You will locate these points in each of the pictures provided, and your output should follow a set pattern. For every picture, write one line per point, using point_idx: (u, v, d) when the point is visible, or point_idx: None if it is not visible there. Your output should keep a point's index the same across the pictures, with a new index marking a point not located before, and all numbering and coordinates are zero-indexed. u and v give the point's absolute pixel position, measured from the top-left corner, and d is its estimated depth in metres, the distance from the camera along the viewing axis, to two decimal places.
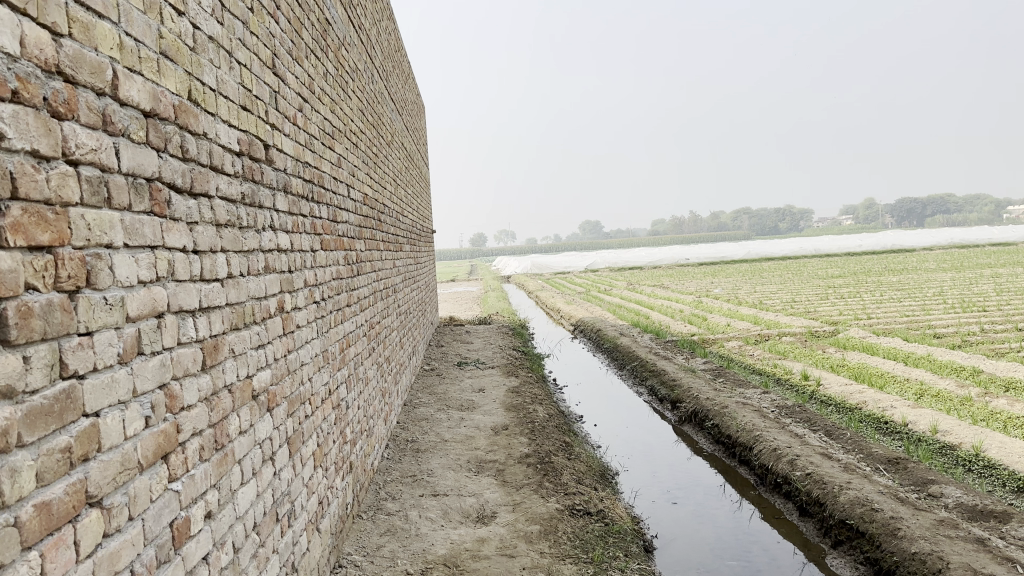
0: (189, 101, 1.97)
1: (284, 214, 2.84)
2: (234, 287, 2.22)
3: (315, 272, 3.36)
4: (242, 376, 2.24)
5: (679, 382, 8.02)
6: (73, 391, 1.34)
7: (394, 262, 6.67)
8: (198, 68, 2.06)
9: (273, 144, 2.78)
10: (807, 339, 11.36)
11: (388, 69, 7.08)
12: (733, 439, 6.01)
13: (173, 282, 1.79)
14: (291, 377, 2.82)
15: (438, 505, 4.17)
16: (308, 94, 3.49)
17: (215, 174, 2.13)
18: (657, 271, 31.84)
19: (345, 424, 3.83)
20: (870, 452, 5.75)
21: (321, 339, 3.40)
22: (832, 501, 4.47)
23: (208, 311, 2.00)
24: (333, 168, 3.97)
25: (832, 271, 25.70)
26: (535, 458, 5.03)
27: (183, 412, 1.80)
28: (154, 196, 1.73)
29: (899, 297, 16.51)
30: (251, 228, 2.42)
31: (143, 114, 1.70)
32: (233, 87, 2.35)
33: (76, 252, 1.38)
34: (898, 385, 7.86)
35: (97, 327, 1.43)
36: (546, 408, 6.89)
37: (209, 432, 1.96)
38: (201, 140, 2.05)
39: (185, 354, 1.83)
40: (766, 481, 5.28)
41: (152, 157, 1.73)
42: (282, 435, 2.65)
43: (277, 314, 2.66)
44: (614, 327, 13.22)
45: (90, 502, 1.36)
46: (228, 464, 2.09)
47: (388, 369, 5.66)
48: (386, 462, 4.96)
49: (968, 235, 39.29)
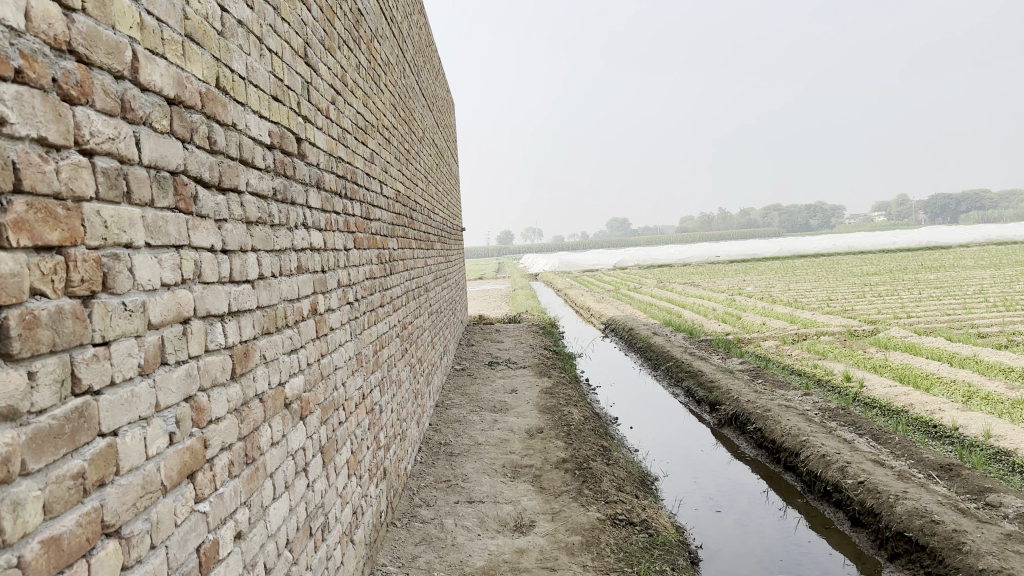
0: (217, 89, 1.83)
1: (316, 211, 2.70)
2: (265, 289, 2.07)
3: (348, 271, 3.21)
4: (274, 383, 2.10)
5: (717, 384, 7.80)
6: (88, 409, 1.19)
7: (425, 261, 6.55)
8: (226, 54, 1.92)
9: (306, 137, 2.64)
10: (846, 339, 11.06)
11: (419, 63, 6.93)
12: (777, 444, 5.79)
13: (200, 285, 1.65)
14: (324, 382, 2.67)
15: (474, 513, 4.02)
16: (341, 86, 3.34)
17: (244, 168, 1.99)
18: (687, 269, 31.44)
19: (378, 429, 3.69)
20: (921, 458, 5.50)
21: (354, 341, 3.25)
22: (888, 511, 4.24)
23: (238, 315, 1.86)
24: (366, 163, 3.82)
25: (866, 268, 25.06)
26: (572, 463, 4.86)
27: (210, 426, 1.65)
28: (179, 191, 1.58)
29: (939, 295, 16.05)
30: (283, 226, 2.28)
31: (166, 101, 1.55)
32: (264, 75, 2.21)
33: (90, 253, 1.23)
34: (946, 387, 7.56)
35: (115, 336, 1.28)
36: (581, 410, 6.71)
37: (239, 446, 1.81)
38: (230, 132, 1.90)
39: (213, 363, 1.69)
40: (815, 489, 5.06)
41: (177, 149, 1.58)
42: (315, 445, 2.50)
43: (309, 316, 2.52)
44: (646, 326, 12.98)
45: (106, 533, 1.22)
46: (259, 478, 1.95)
47: (420, 370, 5.52)
48: (420, 466, 4.82)
49: (1008, 231, 38.32)
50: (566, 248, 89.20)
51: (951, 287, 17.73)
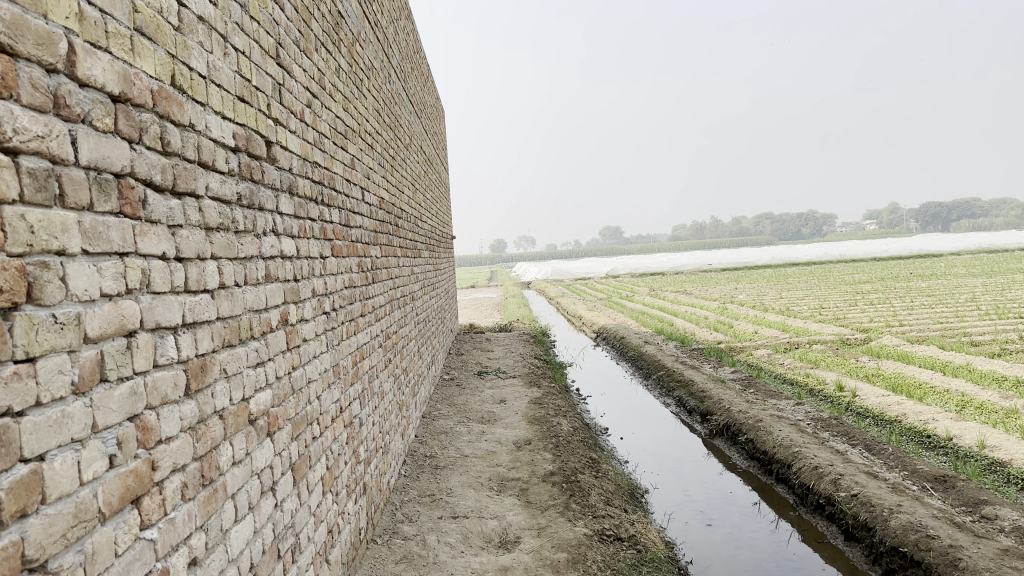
0: (171, 88, 1.72)
1: (288, 218, 2.59)
2: (226, 299, 1.96)
3: (325, 280, 3.10)
4: (236, 398, 1.99)
5: (708, 394, 7.70)
6: (7, 432, 1.09)
7: (412, 269, 6.45)
8: (184, 50, 1.81)
9: (277, 140, 2.54)
10: (839, 347, 10.98)
11: (406, 69, 6.83)
12: (770, 455, 5.69)
13: (149, 295, 1.54)
14: (296, 396, 2.56)
15: (457, 529, 3.90)
16: (318, 89, 3.24)
17: (204, 171, 1.88)
18: (679, 277, 31.37)
19: (358, 443, 3.57)
20: (914, 469, 5.41)
21: (331, 352, 3.14)
22: (882, 525, 4.14)
23: (194, 327, 1.75)
24: (345, 169, 3.71)
25: (859, 276, 24.98)
26: (560, 477, 4.74)
27: (159, 446, 1.54)
28: (125, 195, 1.47)
29: (931, 304, 16.01)
30: (249, 233, 2.18)
31: (109, 98, 1.44)
32: (228, 75, 2.10)
33: (14, 260, 1.13)
34: (939, 397, 7.48)
35: (42, 351, 1.18)
36: (570, 421, 6.60)
37: (194, 467, 1.70)
38: (187, 133, 1.80)
39: (164, 378, 1.58)
40: (807, 502, 4.96)
41: (124, 150, 1.48)
42: (285, 462, 2.39)
43: (279, 327, 2.41)
44: (637, 335, 12.89)
45: (27, 568, 1.11)
46: (218, 500, 1.83)
47: (405, 381, 5.41)
48: (404, 480, 4.70)
49: (999, 240, 38.39)
50: (559, 256, 89.16)
51: (943, 295, 17.70)
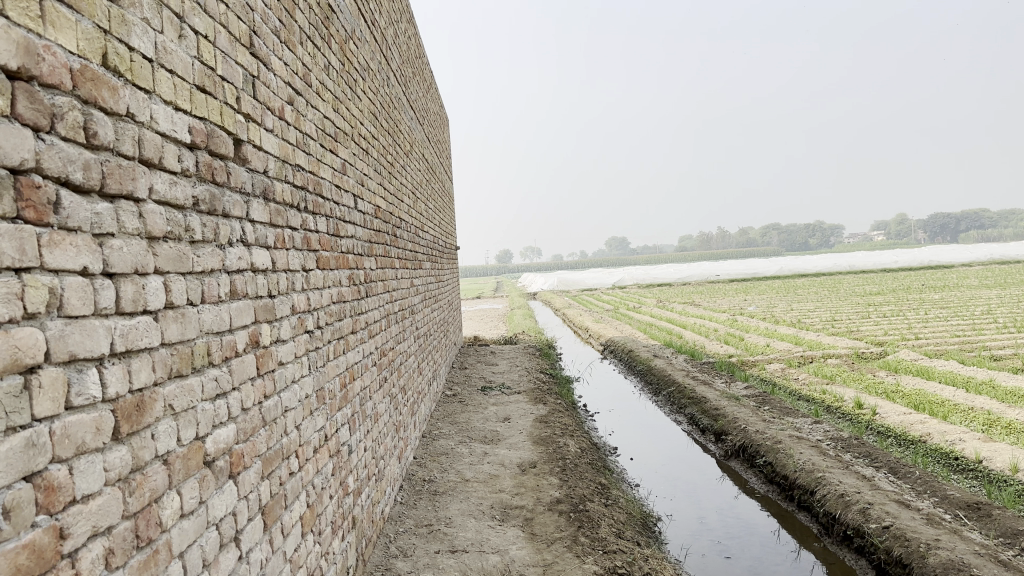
0: (102, 68, 1.42)
1: (261, 227, 2.30)
2: (176, 321, 1.66)
3: (307, 296, 2.80)
4: (187, 439, 1.68)
5: (722, 411, 7.37)
6: None
7: (412, 282, 6.16)
8: (123, 24, 1.52)
9: (248, 139, 2.24)
10: (854, 361, 10.64)
11: (407, 74, 6.53)
12: (791, 480, 5.36)
13: (61, 320, 1.25)
14: (268, 429, 2.25)
15: (456, 564, 3.58)
16: (302, 85, 2.94)
17: (147, 170, 1.59)
18: (686, 288, 30.97)
19: (347, 472, 3.27)
20: (945, 495, 5.08)
21: (314, 376, 2.83)
22: (919, 562, 3.80)
23: (127, 357, 1.44)
24: (335, 174, 3.43)
25: (870, 287, 24.65)
26: (567, 505, 4.41)
27: (72, 508, 1.24)
28: (26, 194, 1.18)
29: (945, 316, 15.61)
30: (208, 242, 1.88)
31: (6, 75, 1.15)
32: (183, 60, 1.80)
33: None
34: (963, 414, 7.11)
35: None
36: (578, 441, 6.27)
37: (125, 528, 1.40)
38: (123, 123, 1.50)
39: (79, 423, 1.28)
40: (833, 532, 4.63)
41: (25, 139, 1.18)
42: (252, 506, 2.08)
43: (246, 350, 2.10)
44: (646, 347, 12.58)
45: None
46: (159, 562, 1.52)
47: (403, 401, 5.09)
48: (399, 508, 4.38)
49: (1010, 250, 37.83)
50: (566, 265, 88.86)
51: (957, 307, 17.30)
